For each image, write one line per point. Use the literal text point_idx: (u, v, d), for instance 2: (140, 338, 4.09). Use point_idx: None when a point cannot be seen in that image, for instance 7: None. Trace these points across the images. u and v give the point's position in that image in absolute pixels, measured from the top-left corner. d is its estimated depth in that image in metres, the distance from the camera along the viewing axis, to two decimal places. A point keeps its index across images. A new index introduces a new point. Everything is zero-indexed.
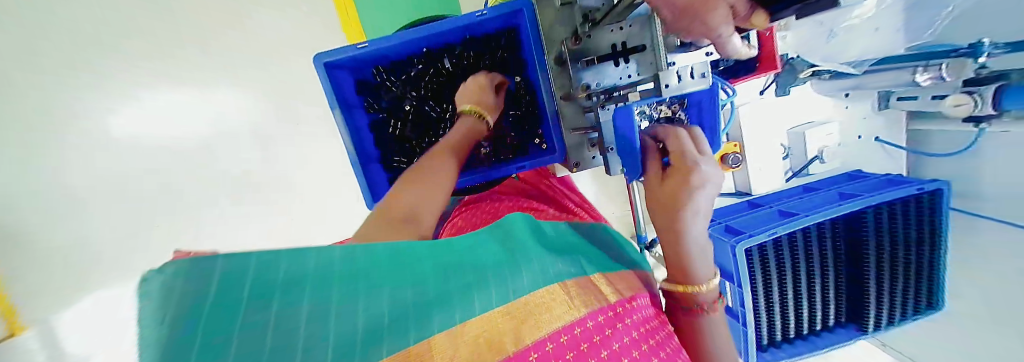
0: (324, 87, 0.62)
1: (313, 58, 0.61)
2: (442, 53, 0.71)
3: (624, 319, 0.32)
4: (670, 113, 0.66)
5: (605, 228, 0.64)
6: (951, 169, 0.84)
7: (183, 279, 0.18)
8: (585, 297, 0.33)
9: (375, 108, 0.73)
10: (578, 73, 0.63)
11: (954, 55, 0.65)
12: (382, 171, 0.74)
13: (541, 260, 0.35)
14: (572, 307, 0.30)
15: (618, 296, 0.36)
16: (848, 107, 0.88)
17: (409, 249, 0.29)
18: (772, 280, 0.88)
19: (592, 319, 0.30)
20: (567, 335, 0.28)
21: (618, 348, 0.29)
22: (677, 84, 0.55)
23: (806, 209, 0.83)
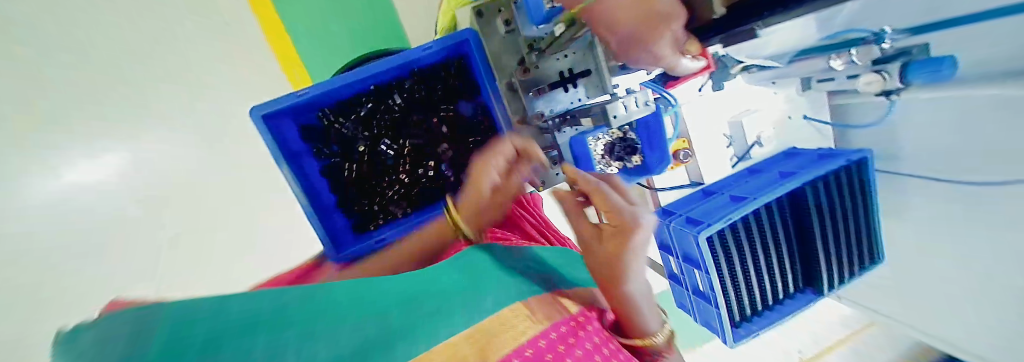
0: (266, 141, 0.58)
1: (249, 112, 0.56)
2: (391, 88, 0.66)
3: (586, 328, 0.35)
4: (619, 134, 0.58)
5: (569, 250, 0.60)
6: (870, 138, 0.94)
7: (129, 340, 0.22)
8: (548, 311, 0.35)
9: (325, 154, 0.68)
10: (531, 101, 0.54)
11: (864, 42, 0.68)
12: (345, 217, 0.70)
13: (506, 283, 0.39)
14: (538, 321, 0.33)
15: (579, 309, 0.38)
16: (776, 93, 0.96)
17: (368, 296, 0.33)
18: (735, 260, 0.84)
19: (554, 331, 0.32)
20: (532, 349, 0.30)
21: (581, 354, 0.32)
22: (625, 113, 0.50)
23: (755, 191, 0.86)
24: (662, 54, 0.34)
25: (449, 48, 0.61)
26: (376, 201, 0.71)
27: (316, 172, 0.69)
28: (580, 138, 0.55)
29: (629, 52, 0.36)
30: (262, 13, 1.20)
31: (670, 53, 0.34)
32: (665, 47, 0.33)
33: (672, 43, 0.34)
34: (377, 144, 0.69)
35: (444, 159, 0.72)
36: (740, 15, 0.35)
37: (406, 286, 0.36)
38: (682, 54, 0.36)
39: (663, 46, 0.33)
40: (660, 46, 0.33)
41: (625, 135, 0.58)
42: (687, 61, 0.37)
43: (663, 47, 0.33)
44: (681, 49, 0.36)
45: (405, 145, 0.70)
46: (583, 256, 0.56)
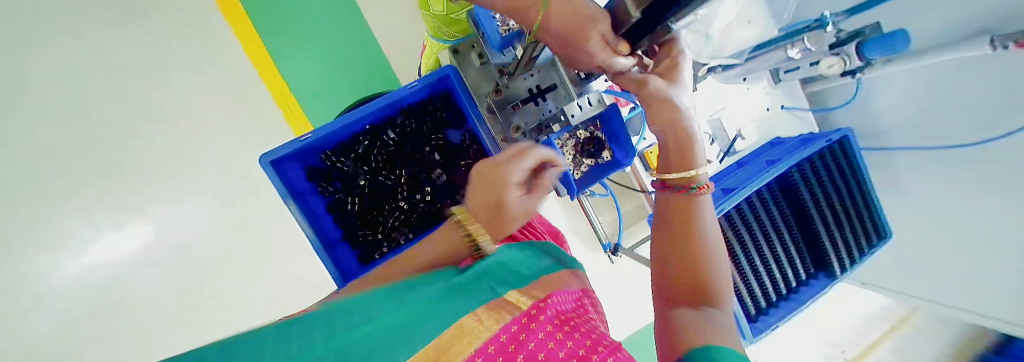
0: (273, 183, 0.64)
1: (259, 160, 0.64)
2: (384, 126, 0.73)
3: (538, 319, 0.36)
4: (588, 134, 0.63)
5: (553, 246, 0.62)
6: (853, 118, 0.96)
7: None
8: (493, 313, 0.35)
9: (330, 191, 0.74)
10: (508, 117, 0.59)
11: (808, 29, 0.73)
12: (350, 248, 0.74)
13: (444, 303, 0.36)
14: (485, 327, 0.32)
15: (528, 302, 0.38)
16: (749, 89, 1.00)
17: (275, 359, 0.23)
18: (734, 248, 0.84)
19: (506, 331, 0.33)
20: (494, 345, 0.30)
21: (534, 346, 0.32)
22: (581, 113, 0.55)
23: (743, 182, 0.87)
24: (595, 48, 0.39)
25: (431, 83, 0.68)
26: (379, 230, 0.75)
27: (323, 208, 0.74)
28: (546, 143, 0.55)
29: (571, 52, 0.42)
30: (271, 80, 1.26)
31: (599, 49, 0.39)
32: (596, 43, 0.39)
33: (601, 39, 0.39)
34: (375, 176, 0.75)
35: (438, 184, 0.77)
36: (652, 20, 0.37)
37: (327, 332, 0.28)
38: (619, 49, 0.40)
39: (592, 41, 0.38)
40: (590, 42, 0.38)
41: (592, 135, 0.63)
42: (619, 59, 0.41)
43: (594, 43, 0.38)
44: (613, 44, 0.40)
45: (402, 175, 0.75)
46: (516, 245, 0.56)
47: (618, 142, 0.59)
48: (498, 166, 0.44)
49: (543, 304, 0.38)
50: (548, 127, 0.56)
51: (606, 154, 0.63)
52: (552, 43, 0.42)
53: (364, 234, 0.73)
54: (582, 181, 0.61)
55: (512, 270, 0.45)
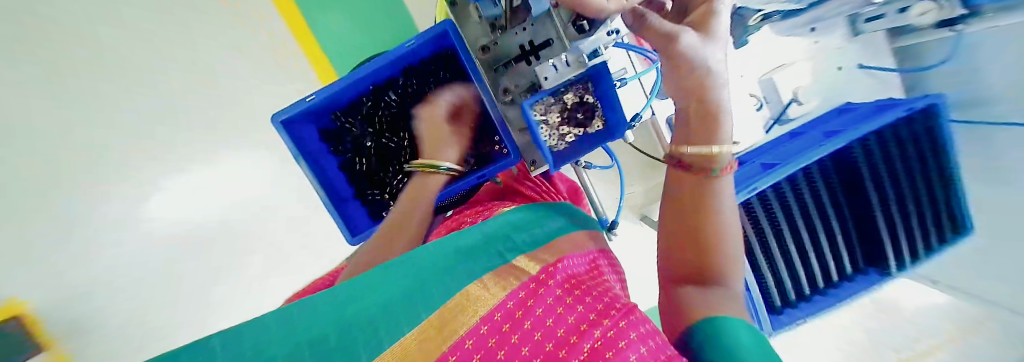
0: (284, 142, 0.67)
1: (271, 118, 0.67)
2: (387, 86, 0.72)
3: (546, 285, 0.35)
4: (579, 98, 0.57)
5: (566, 209, 0.64)
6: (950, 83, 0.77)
7: None
8: (498, 279, 0.35)
9: (341, 151, 0.76)
10: (498, 79, 0.55)
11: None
12: (361, 206, 0.78)
13: (456, 268, 0.37)
14: (491, 293, 0.31)
15: (538, 269, 0.38)
16: (817, 42, 0.83)
17: (290, 324, 0.24)
18: (765, 233, 0.75)
19: (512, 298, 0.31)
20: (500, 312, 0.29)
21: (542, 313, 0.30)
22: (555, 74, 0.51)
23: (789, 155, 0.75)
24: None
25: (430, 41, 0.64)
26: (386, 190, 0.78)
27: (336, 167, 0.78)
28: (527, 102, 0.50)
29: None
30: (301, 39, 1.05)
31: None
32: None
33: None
34: (380, 138, 0.76)
35: None
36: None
37: (341, 299, 0.29)
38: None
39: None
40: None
41: (583, 101, 0.57)
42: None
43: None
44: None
45: (406, 139, 0.76)
46: (529, 212, 0.58)
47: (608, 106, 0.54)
48: (432, 107, 0.71)
49: (553, 268, 0.38)
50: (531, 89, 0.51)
51: (598, 123, 0.57)
52: None
53: (372, 193, 0.76)
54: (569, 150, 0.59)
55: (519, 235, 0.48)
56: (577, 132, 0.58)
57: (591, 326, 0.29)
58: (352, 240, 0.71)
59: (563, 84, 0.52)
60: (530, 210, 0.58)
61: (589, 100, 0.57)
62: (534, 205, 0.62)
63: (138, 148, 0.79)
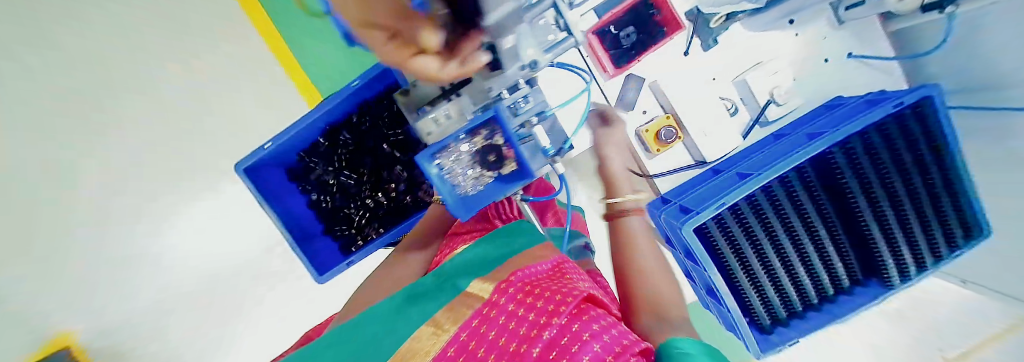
0: (247, 189, 0.69)
1: (234, 167, 0.67)
2: (342, 125, 0.74)
3: (499, 303, 0.42)
4: (488, 142, 0.44)
5: (525, 222, 0.68)
6: (951, 67, 0.68)
7: None
8: (463, 309, 0.44)
9: (307, 189, 0.79)
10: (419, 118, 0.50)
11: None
12: (330, 241, 0.80)
13: (425, 310, 0.46)
14: (449, 330, 0.41)
15: (492, 287, 0.47)
16: (798, 34, 0.75)
17: None
18: (745, 252, 0.69)
19: (467, 329, 0.40)
20: (465, 342, 0.38)
21: (496, 331, 0.39)
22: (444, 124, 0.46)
23: (764, 165, 0.68)
24: (431, 67, 0.30)
25: (375, 80, 0.65)
26: (353, 225, 0.79)
27: (304, 206, 0.80)
28: (421, 160, 0.39)
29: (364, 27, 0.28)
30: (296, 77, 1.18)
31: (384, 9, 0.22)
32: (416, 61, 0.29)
33: (373, 25, 0.24)
34: (340, 175, 0.77)
35: (402, 180, 0.76)
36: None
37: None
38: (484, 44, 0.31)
39: (382, 43, 0.27)
40: (409, 62, 0.29)
41: (490, 141, 0.44)
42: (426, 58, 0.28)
43: (384, 45, 0.27)
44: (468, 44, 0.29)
45: (366, 174, 0.77)
46: (494, 234, 0.65)
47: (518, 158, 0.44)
48: None
49: (506, 283, 0.46)
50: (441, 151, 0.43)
51: (512, 163, 0.45)
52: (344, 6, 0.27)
53: (339, 229, 0.78)
54: (482, 196, 0.48)
55: (479, 264, 0.55)
56: (490, 173, 0.47)
57: (540, 329, 0.37)
58: (320, 278, 0.72)
59: (467, 130, 0.42)
60: (494, 234, 0.65)
61: (500, 143, 0.44)
62: (494, 233, 0.65)
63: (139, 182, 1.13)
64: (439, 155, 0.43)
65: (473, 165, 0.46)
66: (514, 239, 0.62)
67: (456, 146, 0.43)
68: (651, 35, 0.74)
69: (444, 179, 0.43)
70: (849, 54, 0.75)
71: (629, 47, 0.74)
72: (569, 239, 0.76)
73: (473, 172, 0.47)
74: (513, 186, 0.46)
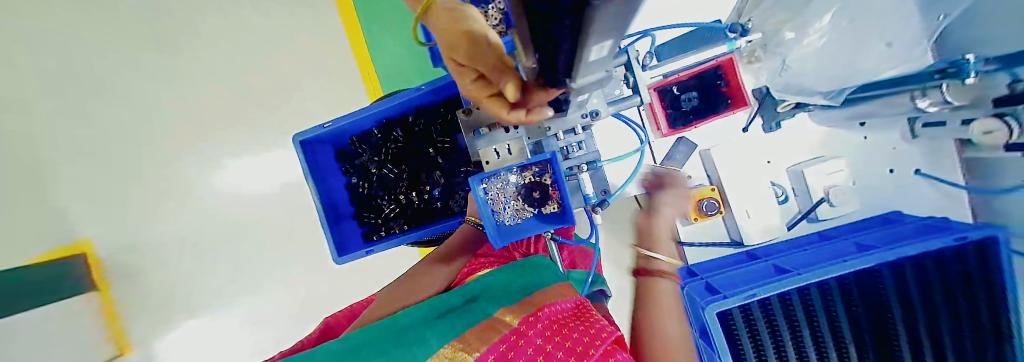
0: (299, 159, 0.73)
1: (292, 137, 0.72)
2: (397, 122, 0.78)
3: (528, 334, 0.44)
4: (535, 179, 0.49)
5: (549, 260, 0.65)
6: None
7: None
8: (485, 333, 0.45)
9: (350, 171, 0.83)
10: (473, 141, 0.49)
11: (937, 77, 0.49)
12: (356, 225, 0.83)
13: (442, 327, 0.46)
14: (472, 352, 0.41)
15: (518, 318, 0.48)
16: (866, 138, 0.72)
17: None
18: (764, 350, 0.65)
19: (491, 353, 0.41)
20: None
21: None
22: (497, 159, 0.46)
23: (804, 265, 0.65)
24: (497, 109, 0.32)
25: (438, 90, 0.68)
26: (382, 216, 0.82)
27: (342, 185, 0.84)
28: (473, 182, 0.42)
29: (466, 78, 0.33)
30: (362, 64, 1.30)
31: (485, 54, 0.28)
32: (489, 101, 0.32)
33: (467, 66, 0.31)
34: (383, 167, 0.80)
35: (438, 184, 0.79)
36: (544, 48, 0.22)
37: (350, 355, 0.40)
38: (555, 97, 0.31)
39: (470, 78, 0.32)
40: (487, 102, 0.33)
41: (540, 179, 0.48)
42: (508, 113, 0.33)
43: (471, 84, 0.33)
44: (538, 93, 0.30)
45: (406, 171, 0.80)
46: (522, 261, 0.64)
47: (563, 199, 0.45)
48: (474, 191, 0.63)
49: (534, 318, 0.46)
50: (494, 176, 0.47)
51: (553, 204, 0.48)
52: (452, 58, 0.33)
53: (366, 216, 0.81)
54: (518, 229, 0.49)
55: (501, 292, 0.55)
56: (530, 210, 0.50)
57: None
58: (338, 260, 0.75)
59: (517, 165, 0.47)
60: (518, 263, 0.63)
61: (547, 182, 0.48)
62: (517, 263, 0.63)
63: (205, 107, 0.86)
64: (488, 181, 0.47)
65: (516, 198, 0.49)
66: (538, 271, 0.60)
67: (505, 175, 0.48)
68: (712, 105, 0.75)
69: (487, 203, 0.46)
70: (914, 170, 0.71)
71: (687, 111, 0.77)
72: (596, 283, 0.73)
73: (514, 203, 0.49)
74: (548, 225, 0.47)
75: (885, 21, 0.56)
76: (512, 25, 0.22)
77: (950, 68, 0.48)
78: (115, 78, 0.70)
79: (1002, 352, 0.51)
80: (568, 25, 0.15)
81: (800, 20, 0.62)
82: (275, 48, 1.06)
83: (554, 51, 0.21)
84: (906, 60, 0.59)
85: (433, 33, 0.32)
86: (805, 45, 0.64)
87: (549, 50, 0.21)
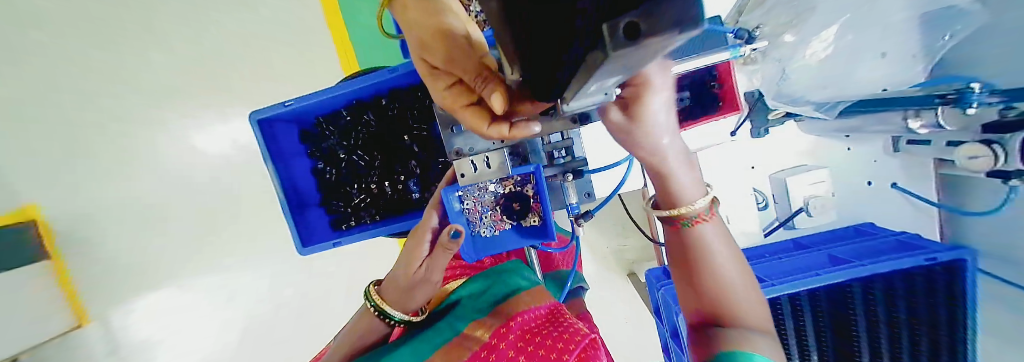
0: (256, 141, 0.66)
1: (249, 116, 0.65)
2: (369, 105, 0.71)
3: (499, 347, 0.44)
4: (516, 190, 0.45)
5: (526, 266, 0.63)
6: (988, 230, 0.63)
7: None
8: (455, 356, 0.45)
9: (315, 155, 0.76)
10: (448, 138, 0.43)
11: (939, 102, 0.49)
12: (323, 214, 0.78)
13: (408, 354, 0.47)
14: None
15: (490, 332, 0.47)
16: (850, 149, 0.72)
17: None
18: None
19: None
20: None
21: None
22: (474, 173, 0.41)
23: (778, 275, 0.66)
24: (473, 121, 0.27)
25: (414, 73, 0.61)
26: (351, 206, 0.76)
27: (306, 170, 0.77)
28: (444, 193, 0.42)
29: (437, 81, 0.28)
30: (336, 28, 1.15)
31: (466, 58, 0.24)
32: (464, 112, 0.27)
33: (443, 68, 0.26)
34: (353, 154, 0.74)
35: (413, 175, 0.73)
36: (535, 66, 0.19)
37: None
38: (542, 111, 0.27)
39: (442, 85, 0.27)
40: (460, 113, 0.28)
41: (521, 190, 0.45)
42: (485, 126, 0.26)
43: (441, 92, 0.28)
44: (525, 102, 0.25)
45: (378, 159, 0.74)
46: (495, 267, 0.62)
47: (546, 213, 0.43)
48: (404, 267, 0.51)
49: (505, 330, 0.46)
50: (470, 189, 0.44)
51: (534, 218, 0.45)
52: (423, 58, 0.27)
53: (335, 205, 0.76)
54: (496, 242, 0.47)
55: (475, 303, 0.55)
56: (509, 222, 0.46)
57: None
58: (303, 251, 0.71)
59: (496, 179, 0.42)
60: (486, 272, 0.61)
61: (529, 194, 0.45)
62: (494, 270, 0.60)
63: (178, 107, 1.07)
64: (463, 189, 0.44)
65: (493, 208, 0.46)
66: (509, 278, 0.57)
67: (484, 186, 0.44)
68: (704, 108, 0.70)
69: (460, 212, 0.45)
70: (891, 183, 0.71)
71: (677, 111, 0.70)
72: (575, 280, 0.71)
73: (491, 214, 0.46)
74: (525, 240, 0.45)
75: (886, 33, 0.57)
76: (495, 31, 0.18)
77: (953, 94, 0.48)
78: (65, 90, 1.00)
79: (952, 344, 0.57)
80: (574, 51, 0.12)
81: (802, 27, 0.60)
82: (247, 29, 1.09)
83: (551, 69, 0.18)
84: (900, 78, 0.59)
85: (405, 27, 0.27)
86: (806, 55, 0.61)
87: (541, 56, 0.17)
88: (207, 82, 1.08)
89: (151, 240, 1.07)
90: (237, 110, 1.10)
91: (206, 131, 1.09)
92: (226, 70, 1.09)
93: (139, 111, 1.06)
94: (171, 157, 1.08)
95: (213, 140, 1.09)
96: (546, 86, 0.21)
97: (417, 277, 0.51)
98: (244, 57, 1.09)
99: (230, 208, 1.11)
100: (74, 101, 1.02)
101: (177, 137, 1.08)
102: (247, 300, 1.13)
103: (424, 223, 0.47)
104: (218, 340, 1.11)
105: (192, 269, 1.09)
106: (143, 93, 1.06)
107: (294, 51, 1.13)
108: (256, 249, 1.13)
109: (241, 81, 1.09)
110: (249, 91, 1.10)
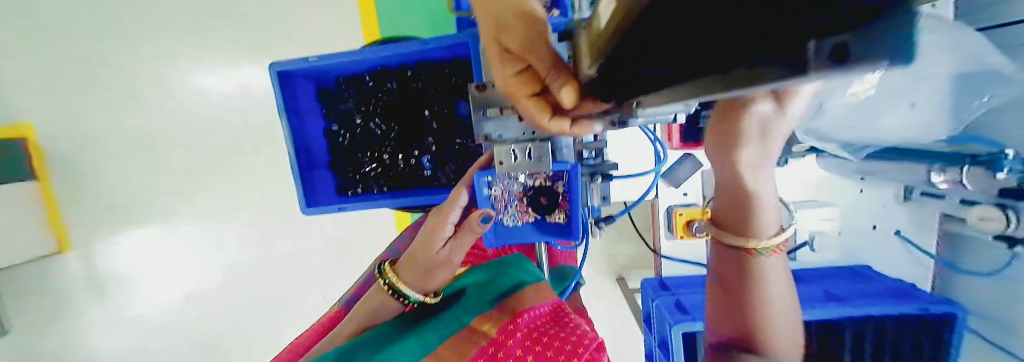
0: (273, 92, 0.64)
1: (269, 66, 0.63)
2: (392, 73, 0.69)
3: (507, 344, 0.44)
4: (545, 185, 0.45)
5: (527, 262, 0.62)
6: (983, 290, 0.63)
7: None
8: (460, 350, 0.45)
9: (331, 117, 0.74)
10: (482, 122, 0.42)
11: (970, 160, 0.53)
12: (331, 177, 0.76)
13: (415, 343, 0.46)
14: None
15: (496, 329, 0.47)
16: (862, 191, 0.73)
17: None
18: None
19: None
20: None
21: None
22: (511, 162, 0.41)
23: None
24: (535, 112, 0.26)
25: (446, 47, 0.59)
26: (358, 173, 0.75)
27: (318, 130, 0.75)
28: (478, 176, 0.42)
29: (502, 67, 0.27)
30: None
31: (541, 47, 0.23)
32: (526, 102, 0.26)
33: (512, 53, 0.25)
34: (371, 121, 0.72)
35: (427, 152, 0.72)
36: (624, 62, 0.18)
37: None
38: (604, 110, 0.27)
39: (508, 71, 0.26)
40: (523, 103, 0.27)
41: (551, 186, 0.45)
42: (546, 121, 0.26)
43: (506, 78, 0.27)
44: (591, 101, 0.24)
45: (395, 130, 0.72)
46: (502, 258, 0.62)
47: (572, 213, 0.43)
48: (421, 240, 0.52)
49: (513, 327, 0.46)
50: (503, 176, 0.44)
51: (559, 215, 0.45)
52: (493, 41, 0.26)
53: (345, 170, 0.74)
54: (515, 233, 0.47)
55: (483, 294, 0.55)
56: (533, 215, 0.46)
57: None
58: (307, 211, 0.70)
59: (531, 171, 0.41)
60: (492, 265, 0.61)
61: (557, 190, 0.45)
62: (497, 263, 0.60)
63: (186, 43, 1.04)
64: (495, 175, 0.44)
65: (520, 199, 0.46)
66: (512, 271, 0.58)
67: (514, 176, 0.44)
68: None
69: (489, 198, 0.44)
70: (895, 230, 0.72)
71: None
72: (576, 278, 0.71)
73: (517, 205, 0.46)
74: (545, 236, 0.45)
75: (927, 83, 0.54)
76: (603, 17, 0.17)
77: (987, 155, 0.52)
78: (73, 8, 0.98)
79: None
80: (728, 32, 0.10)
81: None
82: None
83: (642, 63, 0.17)
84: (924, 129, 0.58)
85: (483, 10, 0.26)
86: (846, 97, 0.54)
87: (636, 47, 0.15)
88: (219, 22, 1.04)
89: (145, 177, 1.05)
90: (247, 56, 1.06)
91: (212, 73, 1.05)
92: (240, 12, 1.04)
93: (146, 41, 1.02)
94: (173, 95, 1.05)
95: (217, 82, 1.06)
96: (627, 85, 0.20)
97: (435, 257, 0.52)
98: (260, 2, 1.05)
99: (227, 156, 1.09)
100: (83, 25, 0.99)
101: (182, 73, 1.05)
102: (235, 249, 1.12)
103: (451, 201, 0.48)
104: (202, 287, 1.10)
105: (180, 210, 1.07)
106: (152, 23, 1.02)
107: (312, 2, 1.08)
108: (249, 200, 1.11)
109: (254, 26, 1.06)
110: (260, 38, 1.06)
